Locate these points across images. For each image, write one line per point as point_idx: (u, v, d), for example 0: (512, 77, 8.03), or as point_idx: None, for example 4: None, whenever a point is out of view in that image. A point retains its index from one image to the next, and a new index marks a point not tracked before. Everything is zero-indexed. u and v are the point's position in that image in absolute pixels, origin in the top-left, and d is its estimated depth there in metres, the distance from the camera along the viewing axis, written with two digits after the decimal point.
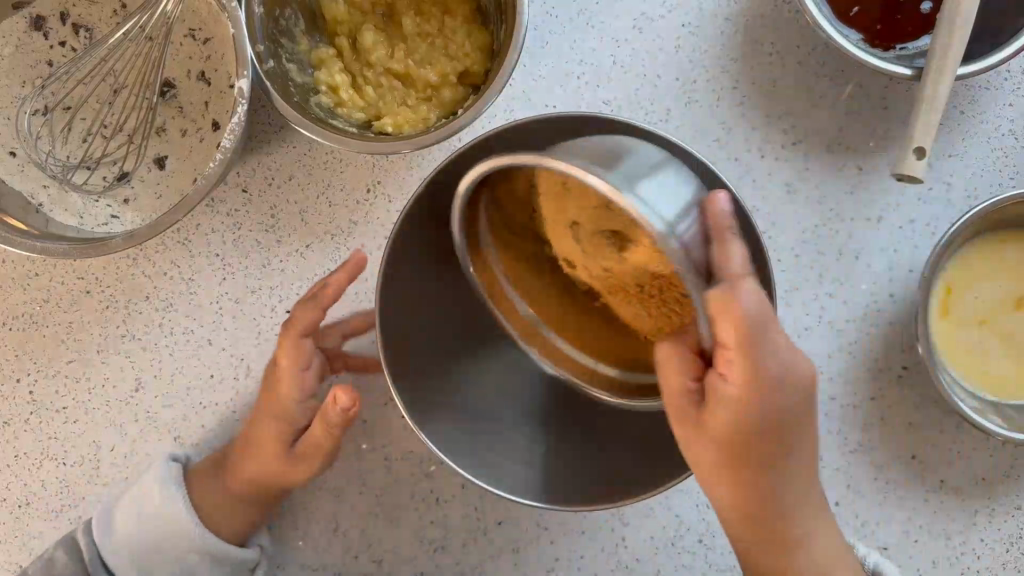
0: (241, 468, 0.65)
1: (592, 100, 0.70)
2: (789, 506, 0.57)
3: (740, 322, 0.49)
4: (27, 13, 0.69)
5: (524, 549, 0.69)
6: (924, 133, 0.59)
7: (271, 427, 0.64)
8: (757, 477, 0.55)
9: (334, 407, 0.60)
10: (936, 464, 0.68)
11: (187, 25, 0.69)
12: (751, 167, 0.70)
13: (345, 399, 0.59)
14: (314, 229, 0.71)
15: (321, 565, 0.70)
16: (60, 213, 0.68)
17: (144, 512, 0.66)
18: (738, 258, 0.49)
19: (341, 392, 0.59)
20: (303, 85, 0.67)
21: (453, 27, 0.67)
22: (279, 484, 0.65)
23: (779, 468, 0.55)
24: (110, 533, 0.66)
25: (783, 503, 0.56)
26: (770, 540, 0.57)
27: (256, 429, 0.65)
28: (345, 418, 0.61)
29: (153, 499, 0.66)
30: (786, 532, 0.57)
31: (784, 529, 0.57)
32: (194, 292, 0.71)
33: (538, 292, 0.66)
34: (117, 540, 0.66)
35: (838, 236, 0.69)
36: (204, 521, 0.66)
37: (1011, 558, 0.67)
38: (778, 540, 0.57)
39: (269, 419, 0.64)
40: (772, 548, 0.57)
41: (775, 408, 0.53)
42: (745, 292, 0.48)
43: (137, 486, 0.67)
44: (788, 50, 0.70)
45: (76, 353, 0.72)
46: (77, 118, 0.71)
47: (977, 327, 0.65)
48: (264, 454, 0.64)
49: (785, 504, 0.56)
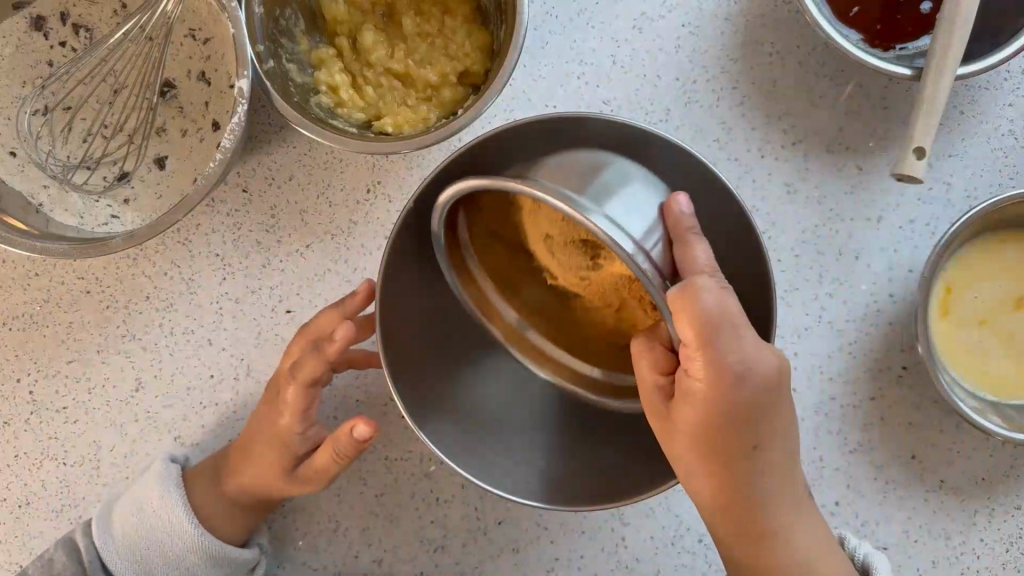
0: (240, 480, 0.66)
1: (592, 100, 0.71)
2: (767, 500, 0.56)
3: (703, 318, 0.49)
4: (27, 14, 0.69)
5: (524, 549, 0.69)
6: (924, 133, 0.59)
7: (275, 450, 0.65)
8: (733, 471, 0.55)
9: (350, 434, 0.61)
10: (936, 464, 0.68)
11: (187, 26, 0.69)
12: (751, 167, 0.70)
13: (363, 431, 0.61)
14: (314, 229, 0.71)
15: (321, 565, 0.70)
16: (60, 212, 0.68)
17: (144, 515, 0.66)
18: (702, 259, 0.52)
19: (360, 424, 0.61)
20: (303, 85, 0.67)
21: (453, 27, 0.67)
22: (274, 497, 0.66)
23: (755, 462, 0.55)
24: (112, 538, 0.66)
25: (760, 498, 0.56)
26: (749, 533, 0.57)
27: (260, 450, 0.65)
28: (358, 449, 0.62)
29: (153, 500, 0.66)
30: (764, 527, 0.57)
31: (761, 523, 0.57)
32: (194, 292, 0.71)
33: (522, 310, 0.67)
34: (119, 545, 0.66)
35: (838, 236, 0.69)
36: (202, 522, 0.66)
37: (1012, 558, 0.67)
38: (756, 535, 0.57)
39: (274, 440, 0.65)
40: (750, 542, 0.57)
41: (746, 403, 0.53)
42: (706, 288, 0.50)
43: (138, 488, 0.67)
44: (788, 49, 0.70)
45: (77, 353, 0.72)
46: (77, 118, 0.71)
47: (977, 327, 0.65)
48: (268, 475, 0.65)
49: (763, 498, 0.56)
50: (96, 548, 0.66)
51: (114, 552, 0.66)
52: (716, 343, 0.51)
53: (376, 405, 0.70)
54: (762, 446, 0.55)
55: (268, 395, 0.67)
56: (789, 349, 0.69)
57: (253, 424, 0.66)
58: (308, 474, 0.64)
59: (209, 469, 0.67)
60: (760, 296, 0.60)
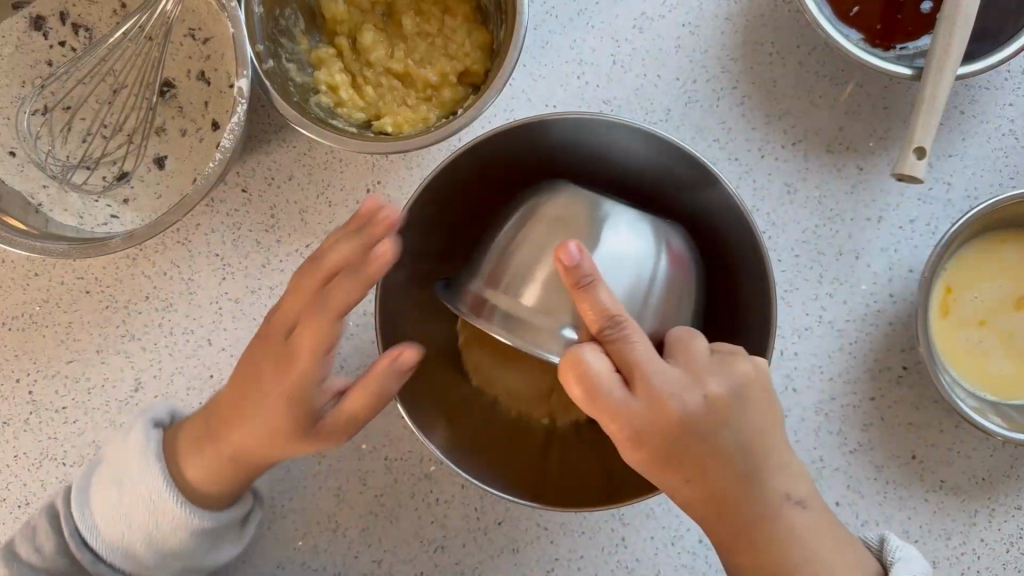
0: (246, 433, 0.60)
1: (593, 100, 0.70)
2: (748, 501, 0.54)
3: (585, 384, 0.52)
4: (27, 13, 0.69)
5: (524, 549, 0.69)
6: (925, 133, 0.59)
7: (285, 402, 0.58)
8: (722, 493, 0.53)
9: (392, 362, 0.58)
10: (935, 464, 0.68)
11: (186, 25, 0.69)
12: (751, 166, 0.70)
13: (409, 356, 0.58)
14: (314, 229, 0.71)
15: (321, 566, 0.69)
16: (60, 212, 0.68)
17: (125, 489, 0.63)
18: (608, 302, 0.54)
19: (407, 349, 0.58)
20: (303, 84, 0.67)
21: (453, 27, 0.67)
22: (282, 454, 0.61)
23: (715, 474, 0.53)
24: (94, 515, 0.64)
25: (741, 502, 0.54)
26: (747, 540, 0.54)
27: (268, 401, 0.59)
28: (395, 381, 0.59)
29: (135, 473, 0.63)
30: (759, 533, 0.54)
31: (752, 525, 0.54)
32: (194, 292, 0.71)
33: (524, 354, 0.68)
34: (101, 522, 0.63)
35: (838, 235, 0.69)
36: (188, 495, 0.63)
37: (1012, 558, 0.67)
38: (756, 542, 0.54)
39: (287, 389, 0.58)
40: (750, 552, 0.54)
41: (671, 444, 0.52)
42: (584, 353, 0.53)
43: (117, 461, 0.64)
44: (788, 49, 0.70)
45: (76, 353, 0.72)
46: (77, 119, 0.71)
47: (977, 327, 0.65)
48: (282, 433, 0.59)
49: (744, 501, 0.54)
50: (77, 523, 0.64)
51: (96, 527, 0.63)
52: (602, 398, 0.52)
53: None
54: (713, 463, 0.53)
55: (264, 340, 0.61)
56: (790, 349, 0.68)
57: (246, 376, 0.61)
58: (336, 422, 0.60)
59: (201, 434, 0.63)
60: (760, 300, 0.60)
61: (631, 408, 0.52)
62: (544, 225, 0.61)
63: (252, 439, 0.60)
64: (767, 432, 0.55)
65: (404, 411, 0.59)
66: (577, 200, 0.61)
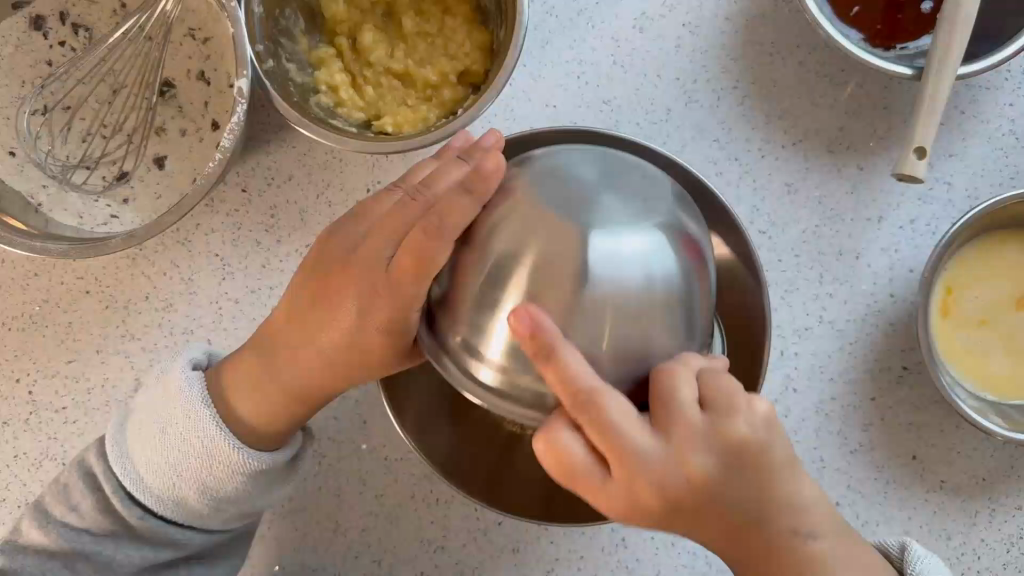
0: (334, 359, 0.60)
1: (592, 100, 0.70)
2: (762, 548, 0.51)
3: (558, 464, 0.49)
4: (26, 13, 0.69)
5: (524, 549, 0.69)
6: (925, 134, 0.59)
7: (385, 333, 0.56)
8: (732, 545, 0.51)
9: None
10: (936, 464, 0.68)
11: (187, 25, 0.69)
12: (752, 166, 0.70)
13: None
14: (314, 229, 0.71)
15: (321, 566, 0.69)
16: (60, 212, 0.68)
17: (171, 438, 0.62)
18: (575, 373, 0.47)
19: None
20: (303, 84, 0.67)
21: (453, 27, 0.67)
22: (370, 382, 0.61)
23: (720, 530, 0.50)
24: (139, 467, 0.62)
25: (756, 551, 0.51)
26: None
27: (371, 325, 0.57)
28: None
29: (181, 421, 0.62)
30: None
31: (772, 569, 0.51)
32: (194, 292, 0.71)
33: None
34: (147, 475, 0.62)
35: (838, 236, 0.69)
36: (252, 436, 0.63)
37: (1012, 558, 0.67)
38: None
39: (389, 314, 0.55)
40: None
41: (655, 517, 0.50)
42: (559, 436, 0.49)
43: (161, 406, 0.62)
44: (788, 49, 0.70)
45: (76, 353, 0.72)
46: (77, 118, 0.71)
47: (977, 327, 0.65)
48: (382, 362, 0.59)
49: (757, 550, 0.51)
50: (120, 480, 0.62)
51: (144, 480, 0.62)
52: (581, 475, 0.50)
53: (375, 406, 0.70)
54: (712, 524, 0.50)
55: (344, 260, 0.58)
56: (789, 349, 0.68)
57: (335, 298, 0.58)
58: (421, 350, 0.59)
59: (272, 367, 0.62)
60: (756, 312, 0.60)
61: (608, 490, 0.49)
62: (508, 238, 0.48)
63: (343, 367, 0.60)
64: (775, 479, 0.50)
65: (393, 416, 0.63)
66: (538, 200, 0.48)
